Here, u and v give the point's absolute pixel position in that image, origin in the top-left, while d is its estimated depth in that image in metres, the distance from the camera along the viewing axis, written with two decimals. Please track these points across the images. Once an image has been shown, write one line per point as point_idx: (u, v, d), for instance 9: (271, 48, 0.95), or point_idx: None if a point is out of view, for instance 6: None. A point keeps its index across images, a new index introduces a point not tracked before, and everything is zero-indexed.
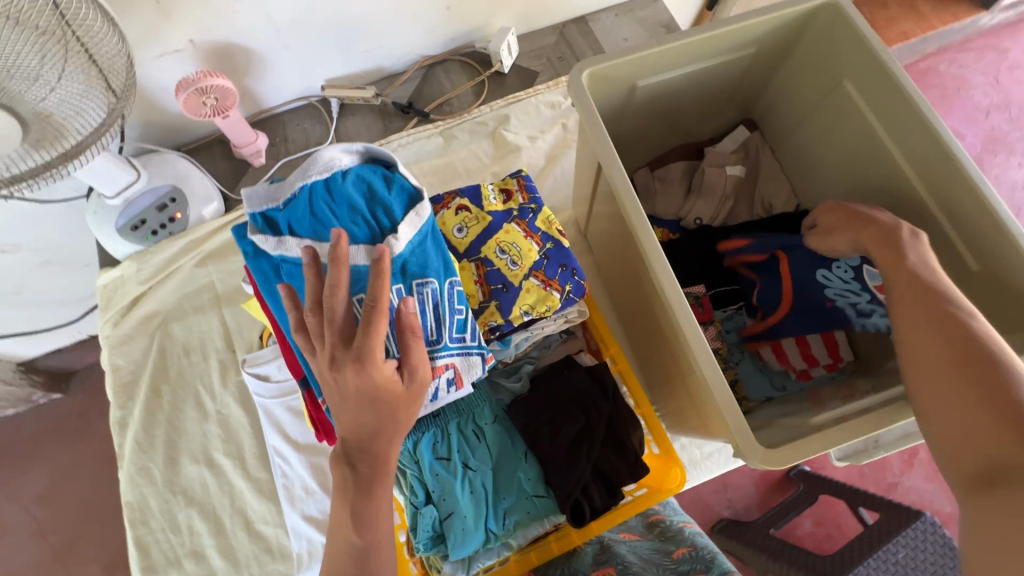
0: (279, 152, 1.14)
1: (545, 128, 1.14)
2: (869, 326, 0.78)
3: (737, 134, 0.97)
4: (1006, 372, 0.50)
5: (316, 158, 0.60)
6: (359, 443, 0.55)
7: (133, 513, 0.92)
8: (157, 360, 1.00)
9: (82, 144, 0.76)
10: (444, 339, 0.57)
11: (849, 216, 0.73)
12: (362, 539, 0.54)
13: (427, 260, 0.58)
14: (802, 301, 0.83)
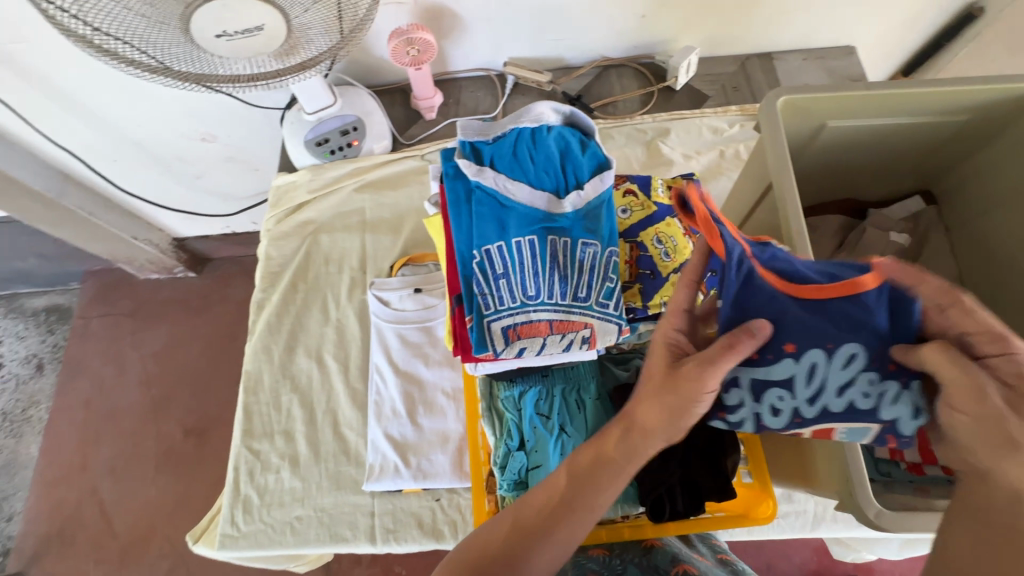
0: (450, 111, 1.23)
1: (701, 150, 1.16)
2: (748, 403, 0.54)
3: (911, 203, 0.93)
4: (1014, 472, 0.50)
5: (529, 110, 0.69)
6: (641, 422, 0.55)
7: (248, 382, 1.04)
8: (302, 260, 1.13)
9: (306, 64, 0.86)
10: (591, 300, 0.62)
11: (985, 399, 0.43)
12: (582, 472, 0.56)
13: (596, 225, 0.64)
14: (786, 302, 0.52)
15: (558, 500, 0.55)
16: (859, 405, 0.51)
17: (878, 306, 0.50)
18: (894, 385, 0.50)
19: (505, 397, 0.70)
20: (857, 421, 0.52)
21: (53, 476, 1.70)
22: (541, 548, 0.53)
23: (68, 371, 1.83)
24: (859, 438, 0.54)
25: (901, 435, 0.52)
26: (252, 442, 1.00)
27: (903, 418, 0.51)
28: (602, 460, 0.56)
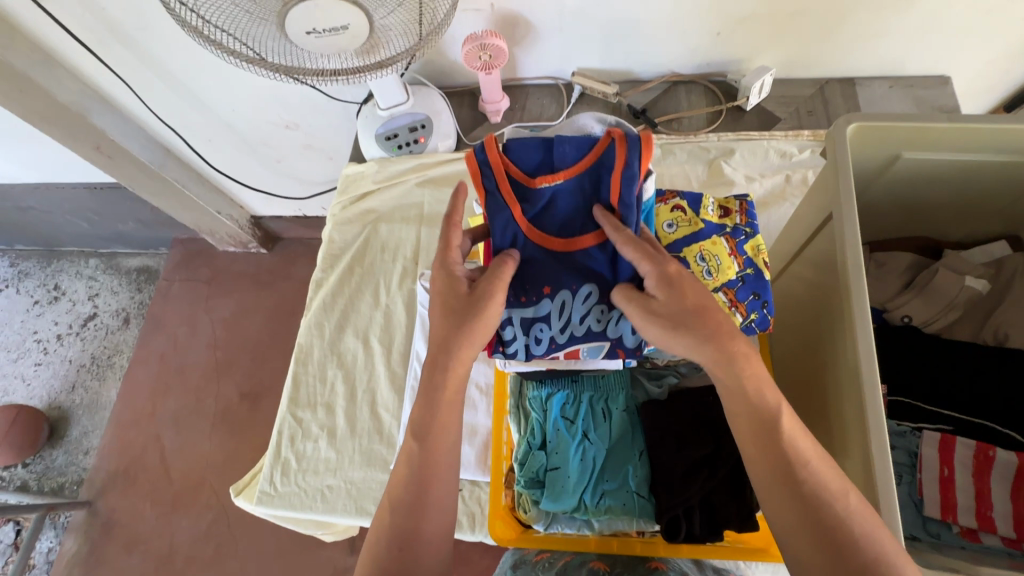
0: (514, 116, 1.27)
1: (767, 174, 1.13)
2: (520, 337, 0.66)
3: (995, 248, 0.86)
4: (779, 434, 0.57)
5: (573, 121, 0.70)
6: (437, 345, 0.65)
7: (300, 353, 1.11)
8: (361, 246, 1.20)
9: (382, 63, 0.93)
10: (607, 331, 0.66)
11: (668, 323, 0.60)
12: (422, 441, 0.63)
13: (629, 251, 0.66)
14: (535, 254, 0.66)
15: (409, 474, 0.62)
16: (593, 327, 0.66)
17: (602, 256, 0.65)
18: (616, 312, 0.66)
19: (532, 397, 0.72)
20: (592, 340, 0.66)
21: (124, 420, 1.88)
22: (424, 516, 0.61)
23: (148, 327, 2.03)
24: (597, 355, 0.68)
25: (627, 346, 0.67)
26: (297, 410, 1.06)
27: (626, 334, 0.66)
28: (423, 415, 0.64)
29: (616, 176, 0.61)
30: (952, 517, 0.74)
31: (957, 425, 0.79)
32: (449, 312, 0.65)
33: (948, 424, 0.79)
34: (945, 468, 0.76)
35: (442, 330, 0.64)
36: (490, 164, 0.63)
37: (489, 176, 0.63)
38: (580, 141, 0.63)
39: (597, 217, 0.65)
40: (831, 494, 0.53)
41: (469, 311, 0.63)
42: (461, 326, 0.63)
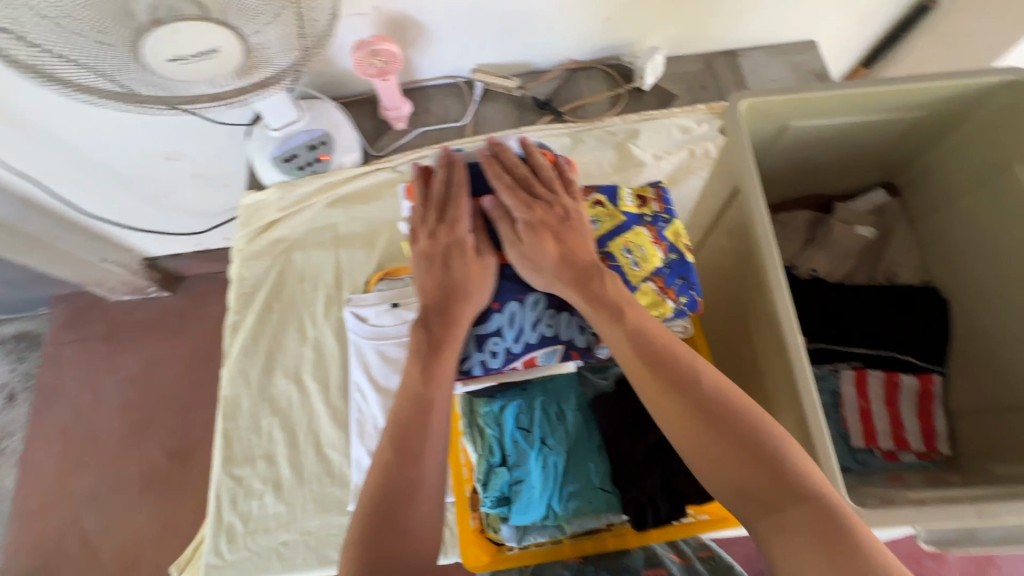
0: (418, 120, 1.24)
1: (671, 151, 1.17)
2: (474, 353, 0.65)
3: (875, 196, 0.94)
4: (682, 363, 0.60)
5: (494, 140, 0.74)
6: (435, 309, 0.64)
7: (227, 407, 1.02)
8: (276, 280, 1.11)
9: (265, 81, 0.84)
10: (560, 333, 0.65)
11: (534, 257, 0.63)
12: (427, 389, 0.60)
13: None
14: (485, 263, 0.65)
15: (413, 414, 0.60)
16: (546, 331, 0.65)
17: None
18: (566, 315, 0.66)
19: (485, 412, 0.69)
20: (547, 345, 0.64)
21: (31, 509, 1.65)
22: (424, 466, 0.59)
23: (40, 401, 1.78)
24: (554, 360, 0.66)
25: (581, 348, 0.65)
26: (233, 468, 0.98)
27: (576, 335, 0.65)
28: (423, 362, 0.62)
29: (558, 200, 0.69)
30: (875, 443, 0.83)
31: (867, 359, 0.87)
32: (456, 274, 0.64)
33: (859, 359, 0.87)
34: (863, 401, 0.85)
35: (450, 291, 0.64)
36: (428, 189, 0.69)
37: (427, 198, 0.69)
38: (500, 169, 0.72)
39: None
40: (738, 406, 0.57)
41: (479, 275, 0.65)
42: (465, 283, 0.64)
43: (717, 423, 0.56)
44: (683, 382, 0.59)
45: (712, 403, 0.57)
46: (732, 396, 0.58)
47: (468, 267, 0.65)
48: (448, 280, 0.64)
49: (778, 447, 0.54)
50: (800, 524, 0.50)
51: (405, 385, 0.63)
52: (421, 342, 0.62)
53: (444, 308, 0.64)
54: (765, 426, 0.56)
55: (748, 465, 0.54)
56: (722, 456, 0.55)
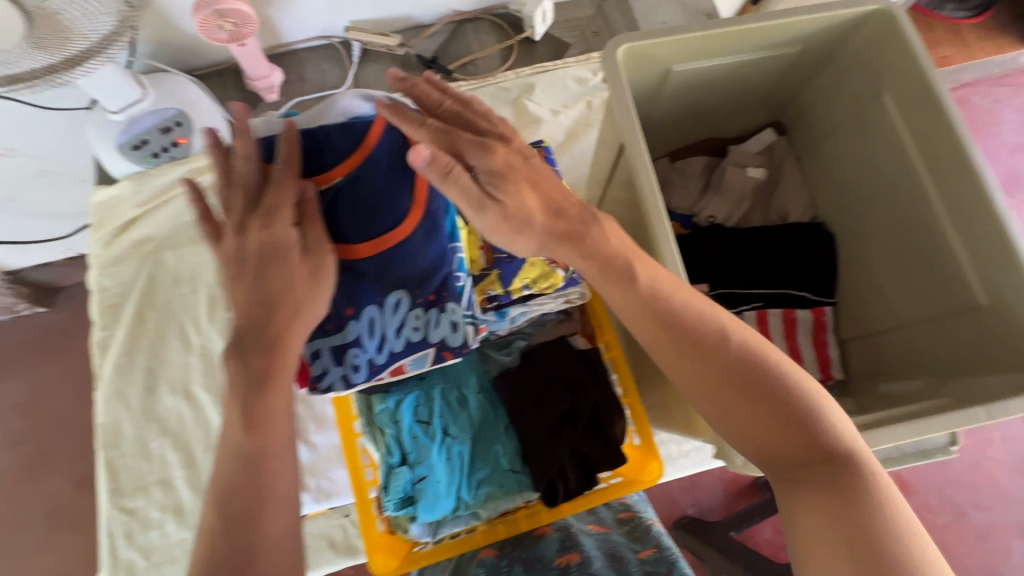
0: (293, 90, 1.11)
1: (569, 104, 1.10)
2: (331, 369, 0.58)
3: (765, 135, 0.94)
4: (701, 321, 0.54)
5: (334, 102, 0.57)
6: (252, 333, 0.52)
7: (106, 436, 0.90)
8: (146, 285, 0.98)
9: (86, 51, 0.71)
10: (428, 336, 0.58)
11: (508, 213, 0.52)
12: (252, 437, 0.51)
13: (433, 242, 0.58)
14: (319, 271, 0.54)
15: (241, 468, 0.50)
16: (410, 336, 0.58)
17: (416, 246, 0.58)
18: (434, 313, 0.58)
19: (380, 410, 0.64)
20: (415, 351, 0.58)
21: None
22: (260, 531, 0.49)
23: None
24: (426, 365, 0.59)
25: (454, 347, 0.58)
26: (123, 501, 0.88)
27: (448, 334, 0.58)
28: (246, 401, 0.51)
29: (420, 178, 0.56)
30: None
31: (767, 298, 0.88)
32: (272, 287, 0.52)
33: (760, 300, 0.88)
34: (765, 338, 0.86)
35: (268, 309, 0.52)
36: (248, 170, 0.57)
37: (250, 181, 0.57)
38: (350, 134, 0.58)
39: (397, 212, 0.57)
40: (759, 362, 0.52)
41: (304, 285, 0.53)
42: (287, 292, 0.52)
43: (737, 382, 0.52)
44: (703, 343, 0.53)
45: (731, 363, 0.52)
46: (753, 351, 0.53)
47: (290, 276, 0.52)
48: (261, 294, 0.52)
49: (800, 405, 0.51)
50: (818, 484, 0.48)
51: (226, 433, 0.52)
52: (240, 373, 0.51)
53: (263, 327, 0.52)
54: (790, 383, 0.52)
55: (766, 425, 0.51)
56: (739, 415, 0.52)
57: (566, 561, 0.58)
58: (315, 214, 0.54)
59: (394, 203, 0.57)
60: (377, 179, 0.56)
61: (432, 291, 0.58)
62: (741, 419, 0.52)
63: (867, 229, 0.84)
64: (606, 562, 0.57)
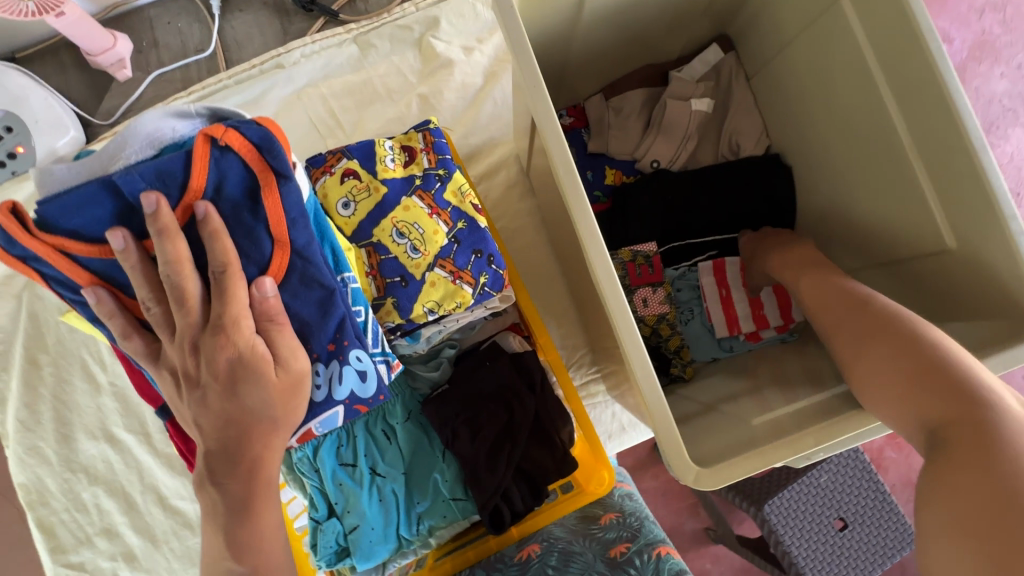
0: (149, 60, 0.92)
1: (483, 36, 0.92)
2: None
3: (710, 55, 0.81)
4: (874, 304, 0.57)
5: (130, 129, 0.39)
6: (218, 454, 0.44)
7: (29, 495, 0.83)
8: (29, 325, 0.85)
9: None
10: (329, 393, 0.47)
11: (764, 243, 0.75)
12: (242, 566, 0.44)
13: (313, 276, 0.44)
14: (242, 379, 0.42)
15: None
16: (311, 396, 0.47)
17: (294, 295, 0.44)
18: (336, 364, 0.46)
19: (297, 459, 0.56)
20: (319, 412, 0.48)
21: None
22: None
23: None
24: (336, 423, 0.49)
25: (366, 399, 0.48)
26: (67, 557, 0.82)
27: (353, 386, 0.47)
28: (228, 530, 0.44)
29: (277, 205, 0.41)
30: (737, 329, 0.77)
31: (721, 247, 0.82)
32: (245, 409, 0.43)
33: (714, 249, 0.82)
34: (721, 287, 0.79)
35: (247, 427, 0.44)
36: (41, 259, 0.39)
37: (51, 272, 0.40)
38: (160, 164, 0.38)
39: (263, 260, 0.43)
40: (929, 338, 0.51)
41: (281, 400, 0.44)
42: (262, 412, 0.43)
43: (897, 344, 0.52)
44: (873, 316, 0.56)
45: (891, 328, 0.54)
46: (932, 331, 0.52)
47: (264, 395, 0.43)
48: (236, 413, 0.43)
49: (967, 384, 0.47)
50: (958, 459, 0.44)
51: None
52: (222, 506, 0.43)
53: (236, 454, 0.44)
54: (953, 352, 0.50)
55: (915, 384, 0.49)
56: (888, 378, 0.51)
57: (526, 554, 0.58)
58: (280, 319, 0.43)
59: (255, 251, 0.43)
60: (236, 226, 0.42)
61: (329, 339, 0.46)
62: (887, 385, 0.51)
63: (825, 159, 0.73)
64: (566, 541, 0.59)
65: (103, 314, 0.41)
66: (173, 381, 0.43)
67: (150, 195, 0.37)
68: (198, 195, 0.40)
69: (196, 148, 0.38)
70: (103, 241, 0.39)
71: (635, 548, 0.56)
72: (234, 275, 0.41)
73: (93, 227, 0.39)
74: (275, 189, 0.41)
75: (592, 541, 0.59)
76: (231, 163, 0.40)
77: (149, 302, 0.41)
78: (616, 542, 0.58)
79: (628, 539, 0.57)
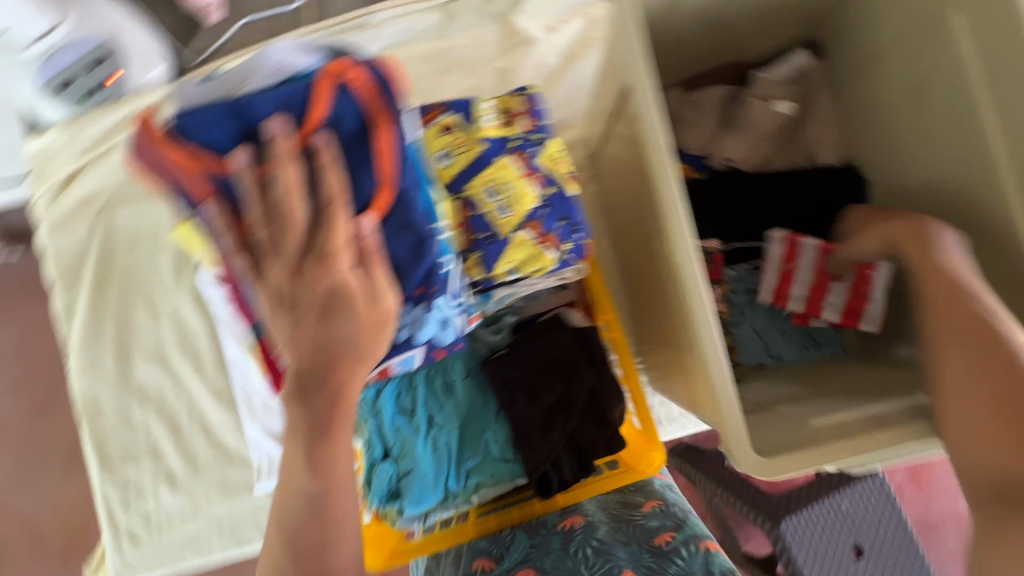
0: (239, 7, 0.94)
1: (566, 17, 0.91)
2: None
3: (798, 60, 0.80)
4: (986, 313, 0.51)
5: (262, 61, 0.43)
6: (308, 375, 0.45)
7: (87, 408, 0.87)
8: (102, 248, 0.89)
9: None
10: (413, 336, 0.49)
11: (878, 217, 0.65)
12: (315, 485, 0.47)
13: (412, 218, 0.46)
14: (337, 310, 0.43)
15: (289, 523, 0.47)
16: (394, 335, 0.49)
17: (392, 235, 0.45)
18: (421, 309, 0.48)
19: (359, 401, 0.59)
20: (400, 352, 0.50)
21: None
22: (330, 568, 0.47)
23: None
24: (414, 364, 0.53)
25: (445, 345, 0.53)
26: (115, 471, 0.86)
27: (435, 332, 0.50)
28: (307, 449, 0.46)
29: (388, 145, 0.42)
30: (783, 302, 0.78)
31: None
32: (336, 338, 0.44)
33: None
34: (788, 261, 0.76)
35: (334, 356, 0.45)
36: (167, 167, 0.40)
37: (174, 183, 0.41)
38: (285, 94, 0.40)
39: (366, 195, 0.43)
40: None
41: (368, 334, 0.44)
42: (351, 342, 0.44)
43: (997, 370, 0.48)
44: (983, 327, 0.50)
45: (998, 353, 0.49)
46: None
47: (355, 327, 0.44)
48: (327, 343, 0.44)
49: None
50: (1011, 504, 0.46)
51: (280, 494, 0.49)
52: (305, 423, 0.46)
53: (323, 379, 0.45)
54: None
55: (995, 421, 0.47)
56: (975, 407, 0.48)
57: (570, 524, 0.57)
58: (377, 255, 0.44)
59: (360, 188, 0.43)
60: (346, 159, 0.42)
61: (418, 283, 0.47)
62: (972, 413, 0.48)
63: (907, 176, 0.72)
64: (611, 524, 0.56)
65: (217, 229, 0.42)
66: (270, 300, 0.43)
67: (275, 121, 0.39)
68: (316, 124, 0.40)
69: (322, 80, 0.40)
70: (225, 158, 0.40)
71: (680, 536, 0.52)
72: (338, 208, 0.40)
73: (219, 143, 0.40)
74: (387, 129, 0.42)
75: (636, 527, 0.55)
76: (348, 100, 0.41)
77: (258, 222, 0.41)
78: (662, 531, 0.54)
79: (673, 528, 0.53)
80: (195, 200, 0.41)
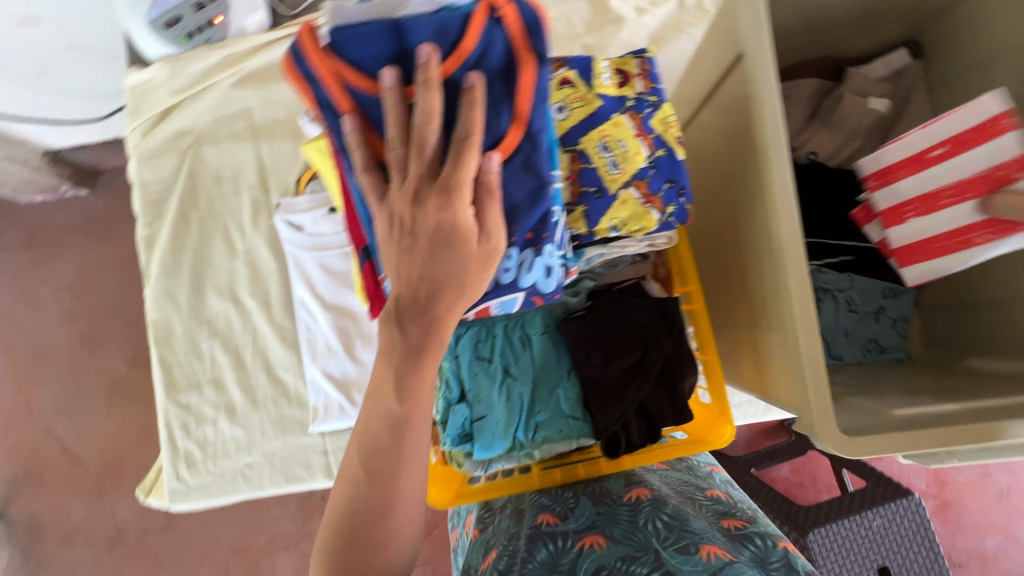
0: None
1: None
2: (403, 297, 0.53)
3: (892, 59, 0.80)
4: None
5: None
6: (408, 304, 0.46)
7: (157, 333, 0.90)
8: (187, 183, 0.92)
9: None
10: (518, 278, 0.51)
11: None
12: (402, 407, 0.48)
13: (534, 162, 0.48)
14: (448, 241, 0.44)
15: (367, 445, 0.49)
16: (500, 277, 0.51)
17: (513, 176, 0.47)
18: (530, 253, 0.50)
19: None
20: (503, 294, 0.52)
21: None
22: (398, 488, 0.49)
23: None
24: (513, 307, 0.55)
25: (545, 293, 0.53)
26: (179, 396, 0.90)
27: (540, 279, 0.52)
28: (401, 372, 0.48)
29: (529, 87, 0.44)
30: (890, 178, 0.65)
31: (859, 253, 0.78)
32: (444, 271, 0.45)
33: (851, 254, 0.78)
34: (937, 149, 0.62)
35: (438, 288, 0.46)
36: (319, 78, 0.43)
37: (321, 94, 0.44)
38: (442, 19, 0.42)
39: (497, 132, 0.45)
40: None
41: (474, 269, 0.46)
42: (455, 276, 0.45)
43: None
44: None
45: None
46: None
47: (463, 261, 0.45)
48: (433, 274, 0.45)
49: None
50: None
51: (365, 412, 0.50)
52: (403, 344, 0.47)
53: (424, 309, 0.46)
54: None
55: None
56: None
57: (636, 496, 0.58)
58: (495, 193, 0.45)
59: (490, 126, 0.45)
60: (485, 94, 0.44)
61: (529, 228, 0.49)
62: None
63: None
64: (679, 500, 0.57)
65: (354, 143, 0.44)
66: (386, 224, 0.46)
67: (427, 46, 0.40)
68: (464, 55, 0.42)
69: (477, 14, 0.42)
70: (375, 77, 0.43)
71: (755, 526, 0.54)
72: (473, 145, 0.43)
73: (370, 61, 0.43)
74: (528, 69, 0.44)
75: (702, 507, 0.58)
76: (497, 36, 0.43)
77: (394, 142, 0.43)
78: (733, 516, 0.56)
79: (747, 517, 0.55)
80: (338, 112, 0.44)
